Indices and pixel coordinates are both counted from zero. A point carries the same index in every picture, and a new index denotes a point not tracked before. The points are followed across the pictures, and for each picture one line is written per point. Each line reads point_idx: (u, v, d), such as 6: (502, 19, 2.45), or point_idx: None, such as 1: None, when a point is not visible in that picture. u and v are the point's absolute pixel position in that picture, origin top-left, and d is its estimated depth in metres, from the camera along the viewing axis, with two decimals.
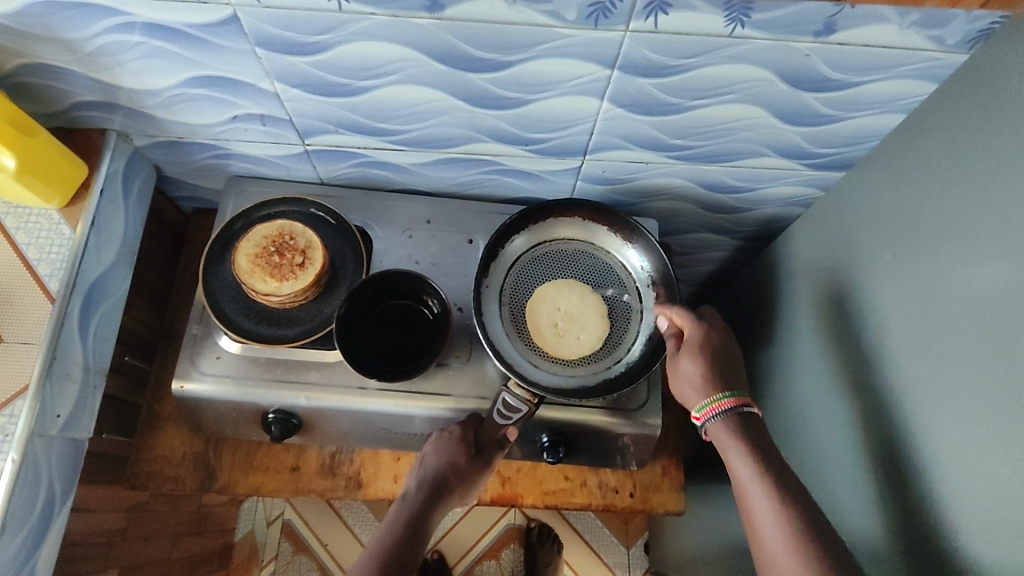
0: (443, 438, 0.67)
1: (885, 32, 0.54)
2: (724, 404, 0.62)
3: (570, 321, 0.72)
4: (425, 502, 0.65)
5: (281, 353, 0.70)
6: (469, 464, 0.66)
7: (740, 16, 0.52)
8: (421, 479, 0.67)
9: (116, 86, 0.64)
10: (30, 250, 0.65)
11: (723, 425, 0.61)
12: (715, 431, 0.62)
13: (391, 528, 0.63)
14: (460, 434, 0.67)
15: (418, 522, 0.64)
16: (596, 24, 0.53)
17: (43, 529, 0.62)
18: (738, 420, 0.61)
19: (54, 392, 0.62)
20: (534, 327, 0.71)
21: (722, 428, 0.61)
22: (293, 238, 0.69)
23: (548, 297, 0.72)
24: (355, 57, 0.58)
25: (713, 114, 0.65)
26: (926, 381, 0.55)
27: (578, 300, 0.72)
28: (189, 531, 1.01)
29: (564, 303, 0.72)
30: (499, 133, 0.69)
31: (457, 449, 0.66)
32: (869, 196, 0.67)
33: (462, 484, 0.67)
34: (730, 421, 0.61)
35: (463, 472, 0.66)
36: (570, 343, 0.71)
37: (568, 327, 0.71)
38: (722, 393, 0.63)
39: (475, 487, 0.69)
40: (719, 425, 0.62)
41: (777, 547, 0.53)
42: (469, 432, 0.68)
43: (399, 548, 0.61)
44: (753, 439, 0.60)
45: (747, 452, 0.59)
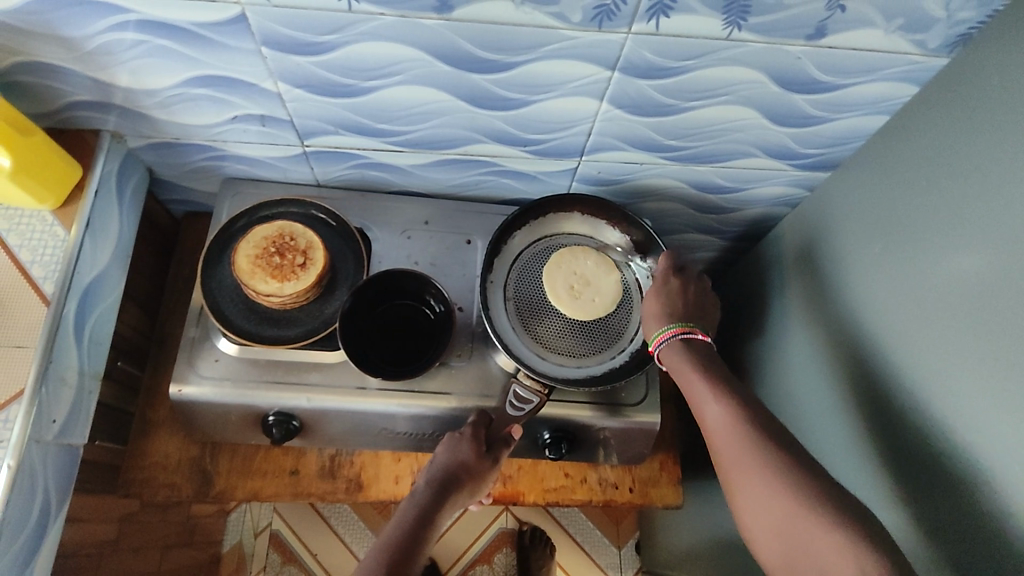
0: (455, 436, 0.68)
1: (871, 36, 0.57)
2: (670, 335, 0.67)
3: (584, 283, 0.73)
4: (432, 496, 0.66)
5: (281, 355, 0.70)
6: (478, 460, 0.67)
7: (738, 19, 0.54)
8: (429, 475, 0.67)
9: (113, 85, 0.63)
10: (23, 252, 0.64)
11: (671, 352, 0.66)
12: (665, 355, 0.67)
13: (399, 523, 0.63)
14: (471, 432, 0.68)
15: (426, 519, 0.64)
16: (600, 26, 0.55)
17: (38, 539, 0.61)
18: (678, 347, 0.66)
19: (50, 396, 0.61)
20: (550, 288, 0.72)
21: (671, 353, 0.66)
22: (293, 239, 0.69)
23: (564, 261, 0.74)
24: (359, 57, 0.59)
25: (706, 115, 0.67)
26: (914, 370, 0.57)
27: (592, 265, 0.74)
28: (180, 543, 0.99)
29: (582, 267, 0.74)
30: (497, 133, 0.70)
31: (467, 447, 0.67)
32: (854, 192, 0.70)
33: (472, 482, 0.67)
34: (673, 350, 0.66)
35: (472, 467, 0.67)
36: (584, 304, 0.72)
37: (582, 290, 0.73)
38: (669, 324, 0.68)
39: (484, 487, 0.69)
40: (667, 351, 0.67)
41: (716, 420, 0.59)
42: (480, 430, 0.69)
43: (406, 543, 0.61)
44: (697, 358, 0.65)
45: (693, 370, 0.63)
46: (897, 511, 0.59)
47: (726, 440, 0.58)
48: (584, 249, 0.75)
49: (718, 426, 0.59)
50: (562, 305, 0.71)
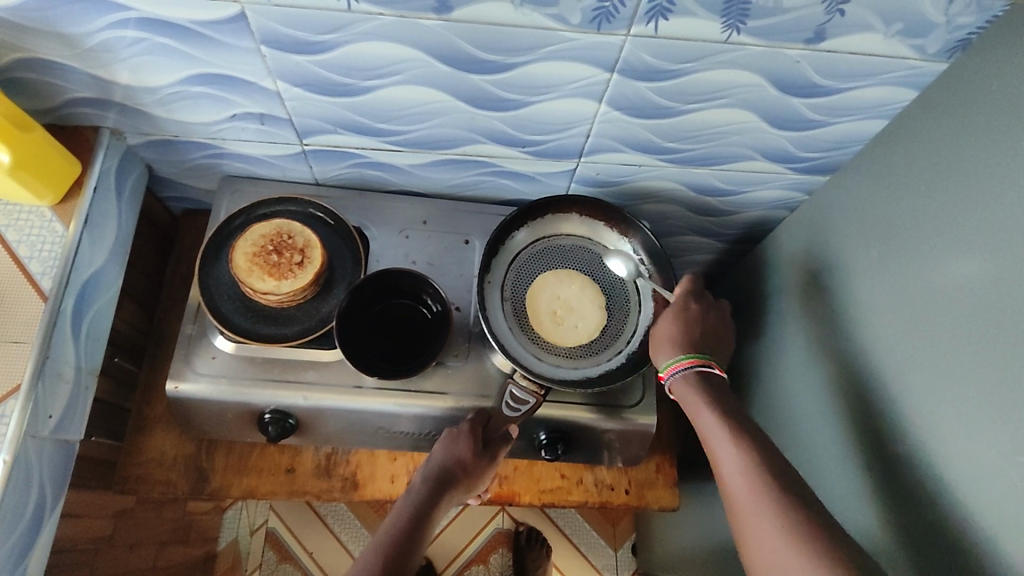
0: (452, 433, 0.68)
1: (870, 41, 0.57)
2: (683, 365, 0.66)
3: (567, 309, 0.74)
4: (429, 493, 0.65)
5: (278, 353, 0.70)
6: (476, 457, 0.67)
7: (737, 22, 0.54)
8: (426, 472, 0.66)
9: (113, 82, 0.63)
10: (21, 248, 0.64)
11: (683, 382, 0.65)
12: (677, 388, 0.66)
13: (397, 521, 0.62)
14: (470, 429, 0.68)
15: (424, 516, 0.63)
16: (599, 27, 0.55)
17: (33, 535, 0.61)
18: (693, 378, 0.65)
19: (46, 392, 0.61)
20: (532, 314, 0.73)
21: (683, 383, 0.65)
22: (291, 237, 0.69)
23: (548, 286, 0.75)
24: (358, 57, 0.59)
25: (705, 118, 0.67)
26: (910, 374, 0.57)
27: (576, 290, 0.75)
28: (175, 539, 0.99)
29: (565, 293, 0.75)
30: (496, 134, 0.71)
31: (465, 444, 0.67)
32: (852, 196, 0.70)
33: (469, 479, 0.67)
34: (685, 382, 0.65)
35: (470, 465, 0.67)
36: (566, 331, 0.73)
37: (565, 316, 0.73)
38: (681, 355, 0.67)
39: (480, 486, 0.69)
40: (679, 386, 0.66)
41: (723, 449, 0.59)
42: (478, 428, 0.69)
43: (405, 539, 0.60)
44: (712, 395, 0.63)
45: (708, 407, 0.62)
46: (894, 515, 0.59)
47: (741, 485, 0.56)
48: (570, 267, 0.76)
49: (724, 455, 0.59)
50: (543, 332, 0.72)
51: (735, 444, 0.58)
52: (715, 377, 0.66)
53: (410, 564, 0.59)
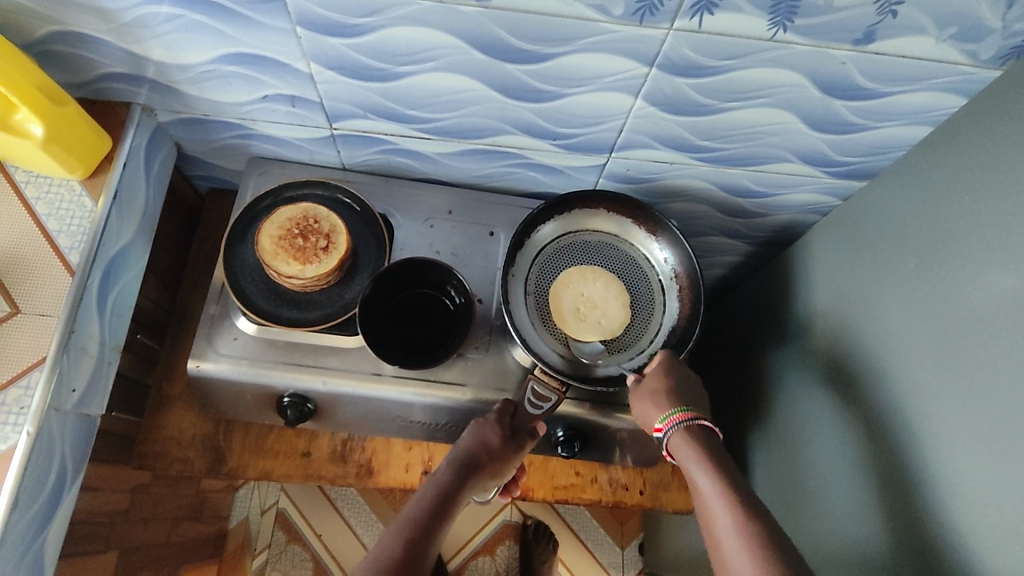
0: (479, 421, 0.67)
1: (922, 44, 0.55)
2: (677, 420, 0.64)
3: (592, 306, 0.72)
4: (453, 480, 0.64)
5: (299, 337, 0.70)
6: (502, 445, 0.66)
7: (784, 20, 0.53)
8: (452, 458, 0.66)
9: (146, 58, 0.63)
10: (50, 221, 0.64)
11: (682, 439, 0.63)
12: (675, 444, 0.64)
13: (417, 508, 0.61)
14: (497, 418, 0.67)
15: (447, 502, 0.63)
16: (641, 20, 0.53)
17: (53, 507, 0.61)
18: (692, 435, 0.63)
19: (71, 365, 0.61)
20: (556, 310, 0.71)
21: (681, 440, 0.63)
22: (317, 222, 0.69)
23: (572, 282, 0.73)
24: (392, 41, 0.58)
25: (742, 117, 0.66)
26: (938, 388, 0.56)
27: (601, 287, 0.73)
28: (189, 516, 1.00)
29: (589, 290, 0.73)
30: (526, 125, 0.70)
31: (492, 431, 0.66)
32: (889, 204, 0.68)
33: (493, 466, 0.66)
34: (685, 439, 0.63)
35: (496, 453, 0.66)
36: (591, 328, 0.71)
37: (589, 313, 0.72)
38: (672, 409, 0.64)
39: (504, 473, 0.68)
40: (678, 444, 0.63)
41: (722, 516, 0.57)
42: (505, 417, 0.68)
43: (428, 528, 0.60)
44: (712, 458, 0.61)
45: (710, 470, 0.60)
46: (909, 533, 0.57)
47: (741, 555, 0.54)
48: (596, 260, 0.75)
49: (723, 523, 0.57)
50: (568, 329, 0.70)
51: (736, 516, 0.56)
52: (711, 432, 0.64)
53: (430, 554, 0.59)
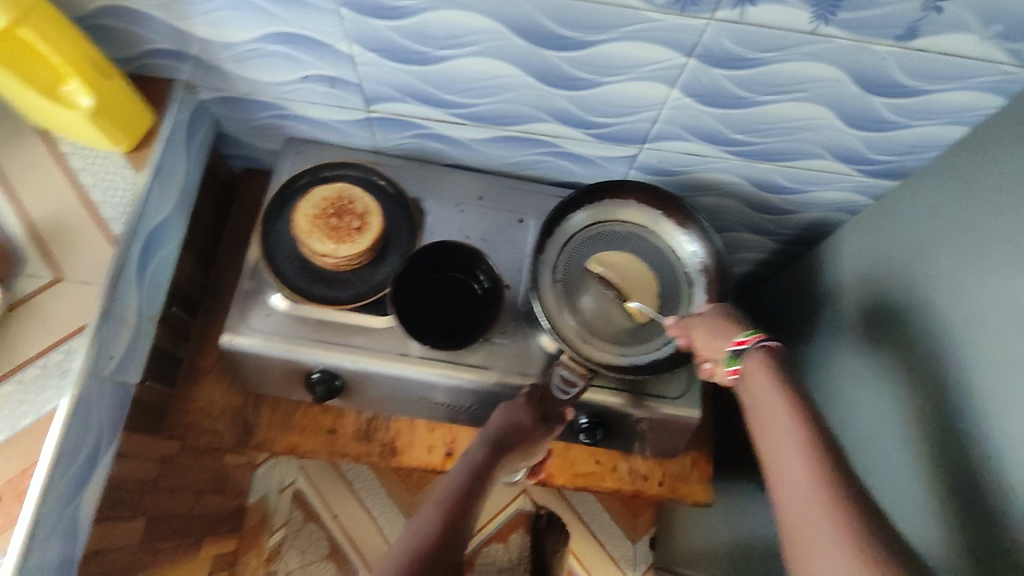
0: (508, 403, 0.68)
1: (965, 41, 0.55)
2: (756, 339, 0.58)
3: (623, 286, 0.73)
4: (488, 458, 0.65)
5: (329, 315, 0.71)
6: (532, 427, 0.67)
7: (827, 13, 0.53)
8: (483, 437, 0.66)
9: (191, 35, 0.64)
10: (94, 192, 0.66)
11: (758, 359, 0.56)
12: (749, 362, 0.57)
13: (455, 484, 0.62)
14: (527, 401, 0.68)
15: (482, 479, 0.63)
16: (683, 9, 0.54)
17: (89, 468, 0.63)
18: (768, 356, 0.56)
19: (111, 333, 0.63)
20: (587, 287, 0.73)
21: (756, 361, 0.56)
22: (352, 202, 0.70)
23: (606, 262, 0.74)
24: (434, 25, 0.59)
25: (778, 111, 0.66)
26: (970, 388, 0.55)
27: (633, 270, 0.74)
28: (212, 489, 1.02)
29: (621, 271, 0.74)
30: (561, 113, 0.70)
31: (523, 412, 0.67)
32: (925, 203, 0.68)
33: (523, 447, 0.67)
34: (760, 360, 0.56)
35: (527, 434, 0.67)
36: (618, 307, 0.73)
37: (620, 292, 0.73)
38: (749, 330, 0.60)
39: (530, 454, 0.70)
40: (754, 362, 0.56)
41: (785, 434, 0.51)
42: (534, 401, 0.69)
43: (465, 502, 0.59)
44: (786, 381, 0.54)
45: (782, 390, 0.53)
46: (937, 532, 0.57)
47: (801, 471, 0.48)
48: (625, 249, 0.75)
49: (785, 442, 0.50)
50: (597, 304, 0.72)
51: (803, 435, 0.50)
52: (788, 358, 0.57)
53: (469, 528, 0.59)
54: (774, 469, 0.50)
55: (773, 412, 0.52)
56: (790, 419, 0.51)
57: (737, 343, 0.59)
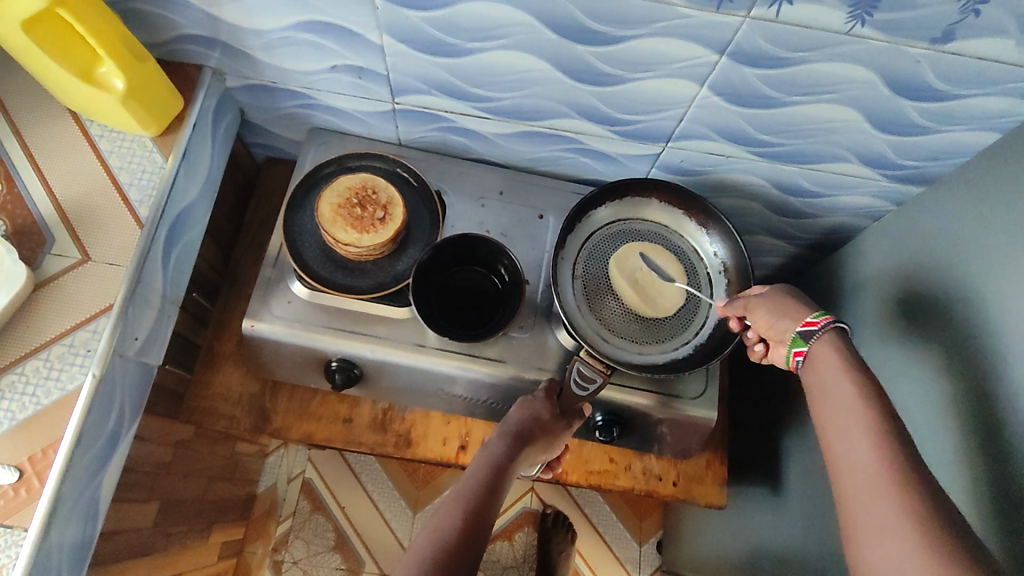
0: (527, 397, 0.68)
1: (1002, 46, 0.54)
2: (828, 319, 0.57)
3: (650, 282, 0.73)
4: (510, 449, 0.63)
5: (349, 304, 0.71)
6: (553, 420, 0.67)
7: (864, 14, 0.53)
8: (503, 429, 0.65)
9: (224, 22, 0.65)
10: (122, 174, 0.66)
11: (828, 343, 0.56)
12: (818, 346, 0.57)
13: (473, 480, 0.60)
14: (546, 395, 0.68)
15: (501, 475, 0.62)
16: (718, 6, 0.54)
17: (111, 448, 0.64)
18: (840, 341, 0.56)
19: (136, 315, 0.64)
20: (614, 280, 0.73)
21: (827, 345, 0.56)
22: (376, 193, 0.70)
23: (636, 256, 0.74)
24: (467, 17, 0.59)
25: (807, 112, 0.66)
26: (996, 396, 0.55)
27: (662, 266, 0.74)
28: (223, 476, 1.02)
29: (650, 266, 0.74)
30: (587, 109, 0.70)
31: (543, 405, 0.67)
32: (954, 210, 0.67)
33: (544, 440, 0.66)
34: (830, 345, 0.56)
35: (547, 427, 0.66)
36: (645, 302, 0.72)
37: (647, 287, 0.73)
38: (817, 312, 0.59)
39: (548, 449, 0.69)
40: (824, 346, 0.56)
41: (851, 415, 0.50)
42: (553, 395, 0.69)
43: (490, 494, 0.59)
44: (859, 367, 0.54)
45: (850, 373, 0.53)
46: None
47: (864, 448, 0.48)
48: (646, 247, 0.75)
49: (850, 422, 0.50)
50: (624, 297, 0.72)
51: (870, 416, 0.49)
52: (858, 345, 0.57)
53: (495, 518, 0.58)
54: (834, 449, 0.50)
55: (842, 394, 0.52)
56: (856, 403, 0.51)
57: (806, 324, 0.58)
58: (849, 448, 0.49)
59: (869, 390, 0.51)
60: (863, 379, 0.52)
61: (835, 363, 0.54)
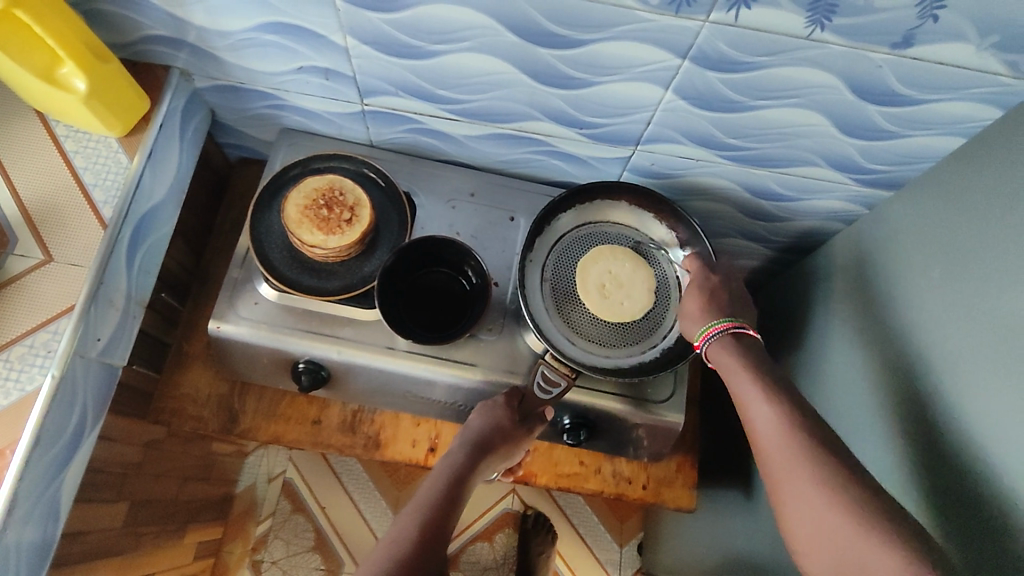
0: (488, 403, 0.69)
1: (962, 52, 0.54)
2: (714, 332, 0.64)
3: (616, 284, 0.73)
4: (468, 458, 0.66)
5: (316, 305, 0.71)
6: (512, 427, 0.68)
7: (822, 18, 0.52)
8: (463, 438, 0.67)
9: (189, 23, 0.64)
10: (87, 175, 0.66)
11: (719, 348, 0.63)
12: (714, 353, 0.64)
13: (432, 492, 0.62)
14: (506, 401, 0.69)
15: (458, 485, 0.64)
16: (677, 11, 0.53)
17: (73, 449, 0.63)
18: (731, 342, 0.63)
19: (98, 315, 0.63)
20: (581, 281, 0.72)
21: (719, 350, 0.63)
22: (343, 194, 0.70)
23: (603, 258, 0.74)
24: (429, 19, 0.59)
25: (772, 117, 0.65)
26: (959, 402, 0.55)
27: (630, 269, 0.74)
28: (198, 476, 1.02)
29: (617, 269, 0.74)
30: (555, 112, 0.70)
31: (502, 412, 0.68)
32: (920, 214, 0.67)
33: (504, 447, 0.67)
34: (722, 346, 0.63)
35: (507, 434, 0.67)
36: (612, 305, 0.72)
37: (613, 290, 0.73)
38: (713, 320, 0.65)
39: (512, 454, 0.70)
40: (717, 349, 0.64)
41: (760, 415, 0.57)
42: (514, 401, 0.69)
43: (446, 503, 0.61)
44: (752, 362, 0.61)
45: (743, 371, 0.60)
46: None
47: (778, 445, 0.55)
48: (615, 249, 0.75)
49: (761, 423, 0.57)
50: (588, 299, 0.72)
51: (771, 411, 0.57)
52: (749, 339, 0.64)
53: (451, 526, 0.60)
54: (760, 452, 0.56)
55: (745, 394, 0.59)
56: (757, 400, 0.58)
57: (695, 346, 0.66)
58: (765, 445, 0.56)
59: (764, 386, 0.58)
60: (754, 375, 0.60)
61: (731, 365, 0.61)
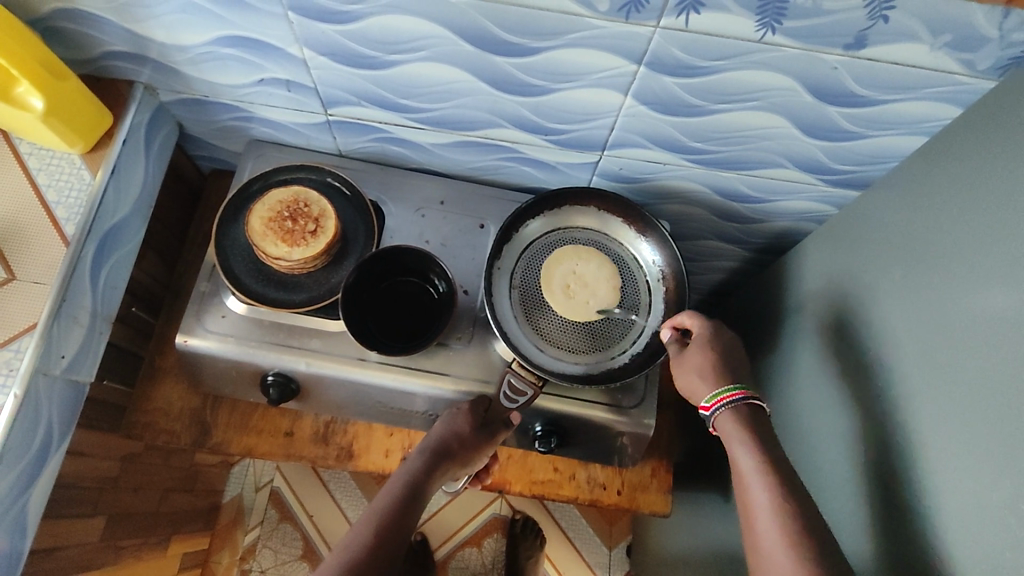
0: (452, 410, 0.68)
1: (916, 52, 0.54)
2: (729, 398, 0.62)
3: (581, 284, 0.73)
4: (426, 466, 0.65)
5: (286, 318, 0.71)
6: (474, 435, 0.67)
7: (772, 22, 0.52)
8: (425, 444, 0.67)
9: (148, 39, 0.65)
10: (49, 192, 0.66)
11: (731, 417, 0.61)
12: (721, 421, 0.62)
13: (385, 500, 0.62)
14: (470, 408, 0.68)
15: (415, 493, 0.64)
16: (627, 17, 0.53)
17: (38, 466, 0.64)
18: (743, 411, 0.61)
19: (61, 332, 0.63)
20: (545, 281, 0.73)
21: (729, 419, 0.61)
22: (307, 206, 0.70)
23: (567, 258, 0.74)
24: (382, 29, 0.58)
25: (732, 120, 0.65)
26: (922, 404, 0.54)
27: (595, 269, 0.74)
28: (180, 488, 1.02)
29: (582, 268, 0.74)
30: (518, 119, 0.70)
31: (464, 420, 0.67)
32: (885, 214, 0.66)
33: (464, 455, 0.67)
34: (733, 416, 0.61)
35: (467, 442, 0.66)
36: (576, 304, 0.72)
37: (577, 290, 0.73)
38: (728, 386, 0.63)
39: (474, 461, 0.69)
40: (726, 419, 0.61)
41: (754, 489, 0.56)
42: (479, 408, 0.68)
43: (400, 512, 0.61)
44: (756, 434, 0.59)
45: (747, 443, 0.58)
46: (892, 550, 0.56)
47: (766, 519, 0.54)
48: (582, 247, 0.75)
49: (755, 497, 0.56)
50: (551, 298, 0.72)
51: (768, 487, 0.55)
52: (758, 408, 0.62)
53: (404, 536, 0.60)
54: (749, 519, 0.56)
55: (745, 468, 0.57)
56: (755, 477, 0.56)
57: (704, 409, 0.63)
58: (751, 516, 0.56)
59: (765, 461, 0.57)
60: (757, 449, 0.58)
61: (734, 435, 0.60)
